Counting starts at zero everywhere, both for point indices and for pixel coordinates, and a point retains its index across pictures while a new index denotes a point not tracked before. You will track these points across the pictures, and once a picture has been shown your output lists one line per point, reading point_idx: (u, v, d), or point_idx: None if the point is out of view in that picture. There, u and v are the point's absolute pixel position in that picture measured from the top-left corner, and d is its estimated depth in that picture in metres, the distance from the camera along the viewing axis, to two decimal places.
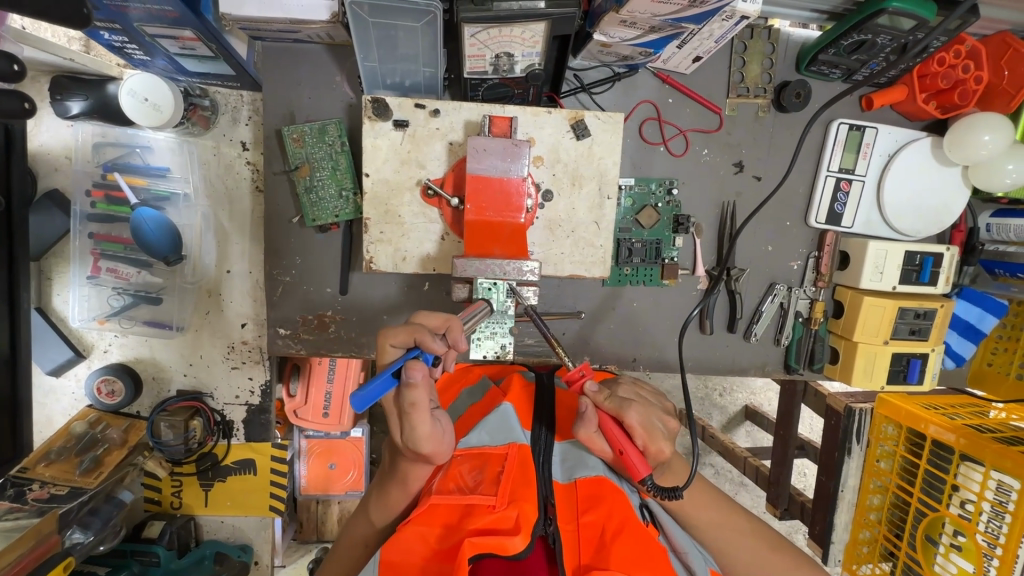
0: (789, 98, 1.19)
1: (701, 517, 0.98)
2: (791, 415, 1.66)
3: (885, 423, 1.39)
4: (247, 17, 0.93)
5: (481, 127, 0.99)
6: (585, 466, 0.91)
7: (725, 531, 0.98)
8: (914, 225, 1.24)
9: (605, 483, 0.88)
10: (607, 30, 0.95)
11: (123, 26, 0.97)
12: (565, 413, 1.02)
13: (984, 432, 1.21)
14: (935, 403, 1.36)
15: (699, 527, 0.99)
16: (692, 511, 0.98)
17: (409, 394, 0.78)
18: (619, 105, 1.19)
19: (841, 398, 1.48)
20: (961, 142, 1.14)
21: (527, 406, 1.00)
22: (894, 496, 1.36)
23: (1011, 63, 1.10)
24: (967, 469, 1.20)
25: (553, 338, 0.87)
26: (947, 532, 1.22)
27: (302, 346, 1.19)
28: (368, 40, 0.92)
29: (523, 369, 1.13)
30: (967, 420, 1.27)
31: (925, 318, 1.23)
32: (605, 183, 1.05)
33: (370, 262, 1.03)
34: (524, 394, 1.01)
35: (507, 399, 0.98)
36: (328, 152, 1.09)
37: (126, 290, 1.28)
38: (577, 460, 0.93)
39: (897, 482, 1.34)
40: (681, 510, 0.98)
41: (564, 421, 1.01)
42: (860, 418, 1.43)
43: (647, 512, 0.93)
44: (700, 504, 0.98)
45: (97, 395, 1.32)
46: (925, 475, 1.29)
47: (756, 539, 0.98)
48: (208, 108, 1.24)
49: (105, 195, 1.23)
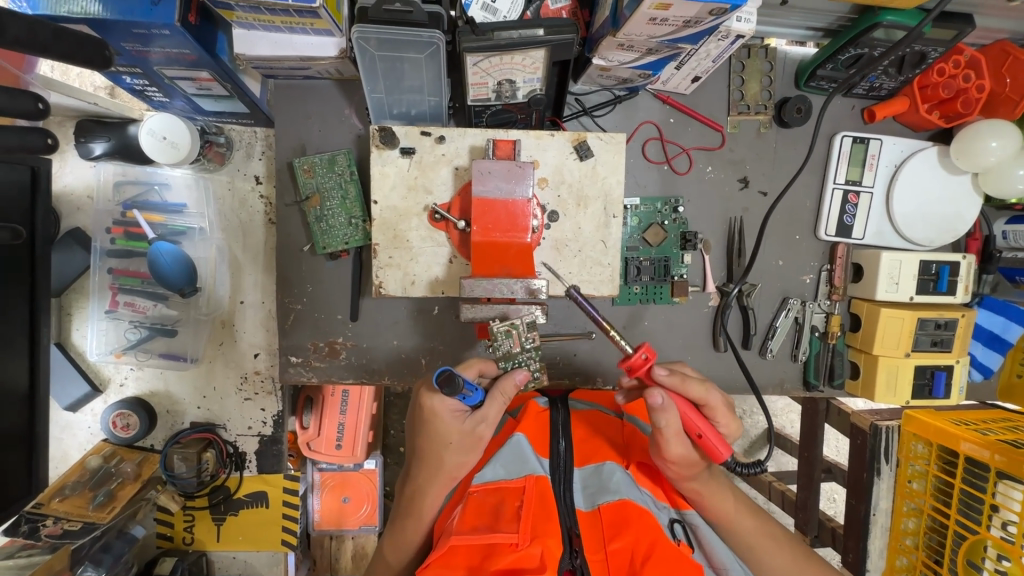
0: (791, 113, 1.19)
1: (747, 529, 0.96)
2: (816, 434, 1.61)
3: (914, 441, 1.36)
4: (260, 56, 0.96)
5: (485, 151, 1.00)
6: (607, 491, 0.87)
7: (765, 543, 0.96)
8: (927, 234, 1.23)
9: (648, 513, 0.83)
10: (607, 54, 0.97)
11: (144, 70, 1.03)
12: (587, 440, 0.99)
13: (1019, 446, 1.16)
14: (966, 417, 1.32)
15: (743, 539, 0.96)
16: (735, 518, 0.95)
17: (505, 384, 0.89)
18: (620, 127, 1.20)
19: (866, 416, 1.45)
20: (969, 151, 1.13)
21: (540, 435, 0.97)
22: (929, 520, 1.32)
23: (1012, 70, 1.10)
24: (1005, 488, 1.15)
25: (608, 321, 0.89)
26: (990, 557, 1.16)
27: (314, 374, 1.20)
28: (375, 74, 0.95)
29: (536, 394, 1.10)
30: (1000, 435, 1.22)
31: (945, 328, 1.19)
32: (610, 203, 1.06)
33: (379, 287, 1.04)
34: (537, 424, 0.99)
35: (519, 428, 0.97)
36: (337, 181, 1.10)
37: (142, 323, 1.32)
38: (598, 486, 0.89)
39: (932, 504, 1.30)
40: (725, 516, 0.95)
41: (583, 450, 0.97)
42: (887, 437, 1.40)
43: (680, 529, 0.90)
44: (743, 511, 0.97)
45: (112, 429, 1.34)
46: (961, 495, 1.23)
47: (794, 551, 0.97)
48: (223, 144, 1.28)
49: (124, 232, 1.27)
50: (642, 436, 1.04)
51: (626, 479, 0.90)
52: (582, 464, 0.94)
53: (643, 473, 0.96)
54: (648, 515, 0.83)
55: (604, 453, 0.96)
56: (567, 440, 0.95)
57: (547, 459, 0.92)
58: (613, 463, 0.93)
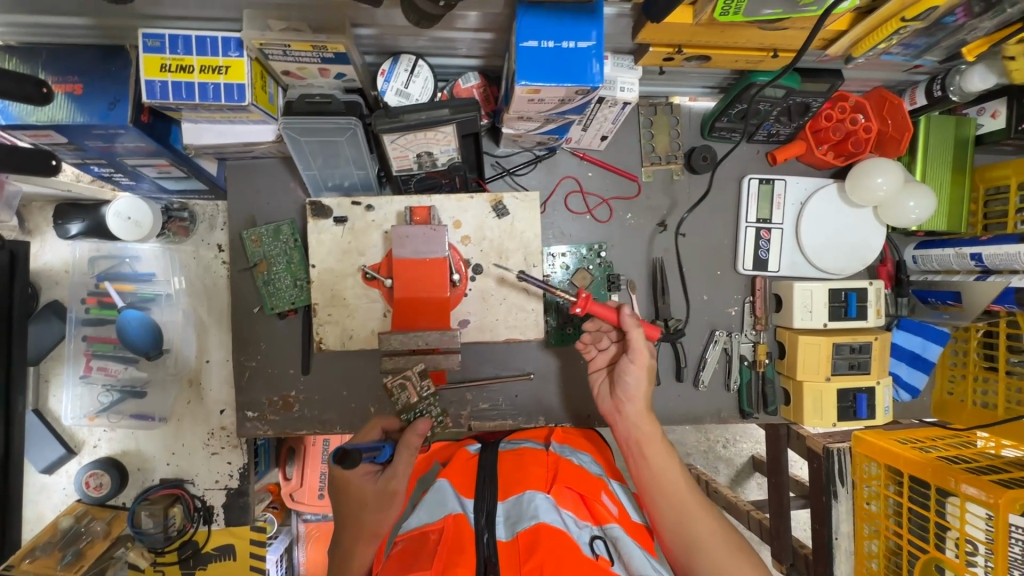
0: (698, 161, 1.30)
1: (682, 492, 1.00)
2: (780, 463, 1.63)
3: (866, 463, 1.41)
4: (206, 144, 1.09)
5: (405, 218, 1.12)
6: (524, 517, 0.91)
7: (695, 512, 0.98)
8: (837, 263, 1.32)
9: (564, 534, 0.86)
10: (512, 124, 1.09)
11: (109, 160, 1.17)
12: (512, 474, 1.04)
13: (956, 464, 1.22)
14: (915, 436, 1.37)
15: (678, 503, 0.99)
16: (671, 483, 1.01)
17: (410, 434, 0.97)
18: (542, 183, 1.32)
19: (818, 439, 1.49)
20: (859, 187, 1.23)
21: (465, 479, 1.05)
22: (887, 542, 1.35)
23: (892, 112, 1.21)
24: (946, 503, 1.20)
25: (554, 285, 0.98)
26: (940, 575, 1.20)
27: (269, 427, 1.27)
28: (306, 155, 1.08)
29: (469, 442, 1.18)
30: (943, 452, 1.28)
31: (861, 351, 1.26)
32: (530, 254, 1.16)
33: (319, 343, 1.13)
34: (462, 472, 1.07)
35: (445, 476, 1.06)
36: (283, 248, 1.21)
37: (114, 386, 1.42)
38: (518, 513, 0.93)
39: (887, 525, 1.34)
40: (662, 470, 1.02)
41: (507, 483, 1.02)
42: (839, 459, 1.44)
43: (601, 545, 0.90)
44: (681, 474, 1.02)
45: (85, 489, 1.41)
46: (911, 515, 1.29)
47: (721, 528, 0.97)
48: (187, 218, 1.40)
49: (97, 301, 1.39)
50: (566, 463, 1.08)
51: (547, 504, 0.94)
52: (504, 497, 0.98)
53: (566, 494, 0.99)
54: (565, 537, 0.86)
55: (527, 482, 1.01)
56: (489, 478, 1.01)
57: (470, 499, 0.98)
58: (531, 491, 0.97)
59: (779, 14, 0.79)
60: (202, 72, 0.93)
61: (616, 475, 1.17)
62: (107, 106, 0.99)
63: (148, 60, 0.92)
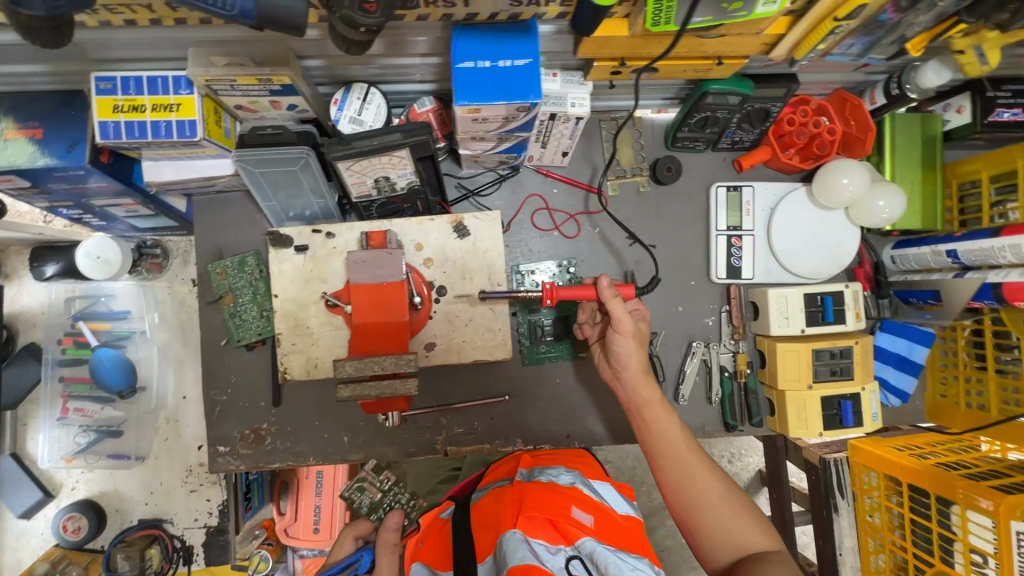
0: (662, 172, 1.30)
1: (687, 454, 1.00)
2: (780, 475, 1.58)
3: (865, 472, 1.34)
4: (166, 180, 1.10)
5: (360, 244, 1.11)
6: (503, 572, 0.77)
7: (701, 475, 0.98)
8: (812, 267, 1.29)
9: (536, 568, 0.73)
10: (468, 145, 1.09)
11: (76, 203, 1.19)
12: (482, 524, 0.92)
13: (956, 470, 1.15)
14: (912, 442, 1.30)
15: (681, 464, 1.00)
16: (675, 445, 1.01)
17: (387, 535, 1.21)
18: (508, 202, 1.32)
19: (815, 450, 1.46)
20: (826, 189, 1.21)
21: (444, 553, 0.93)
22: (892, 556, 1.28)
23: (854, 113, 1.20)
24: (946, 511, 1.14)
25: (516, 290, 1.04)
26: None
27: (241, 462, 1.25)
28: (263, 186, 1.09)
29: (443, 510, 1.07)
30: (942, 458, 1.21)
31: (843, 357, 1.22)
32: (494, 274, 1.15)
33: (284, 373, 1.12)
34: (436, 542, 1.00)
35: (421, 556, 0.99)
36: (248, 279, 1.22)
37: (91, 427, 1.40)
38: (497, 570, 0.79)
39: (891, 538, 1.27)
40: (664, 433, 1.03)
41: (479, 536, 0.91)
42: (837, 470, 1.40)
43: (579, 564, 0.79)
44: (685, 439, 1.02)
45: (62, 532, 1.38)
46: (913, 526, 1.22)
47: (727, 487, 0.98)
48: (160, 256, 1.44)
49: (73, 342, 1.38)
50: (530, 487, 0.96)
51: (517, 540, 0.81)
52: (483, 560, 0.85)
53: (534, 523, 0.86)
54: (535, 571, 0.73)
55: (497, 530, 0.88)
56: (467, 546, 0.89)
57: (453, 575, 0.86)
58: (503, 535, 0.85)
59: (709, 22, 0.80)
60: (155, 111, 0.95)
61: (595, 475, 1.13)
62: (66, 147, 1.00)
63: (101, 102, 0.94)
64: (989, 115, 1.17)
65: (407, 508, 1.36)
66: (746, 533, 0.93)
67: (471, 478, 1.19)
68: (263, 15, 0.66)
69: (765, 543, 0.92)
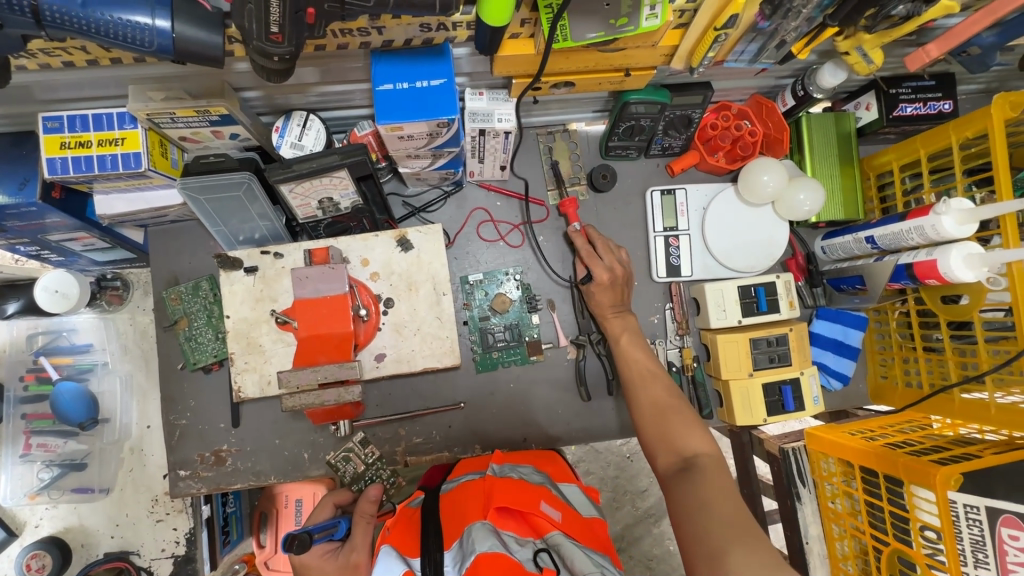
0: (597, 179, 1.37)
1: (637, 367, 1.18)
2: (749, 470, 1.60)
3: (822, 458, 1.36)
4: (118, 212, 1.15)
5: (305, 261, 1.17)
6: (471, 552, 0.75)
7: (649, 386, 1.14)
8: (747, 261, 1.36)
9: (503, 557, 0.73)
10: (406, 163, 1.15)
11: (31, 238, 1.21)
12: (452, 518, 0.89)
13: (901, 449, 1.17)
14: (864, 426, 1.33)
15: (634, 376, 1.17)
16: (631, 359, 1.19)
17: (364, 505, 1.06)
18: (455, 218, 1.38)
19: (774, 441, 1.48)
20: (750, 186, 1.29)
21: (408, 536, 0.88)
22: (854, 541, 1.29)
23: (769, 116, 1.29)
24: (893, 490, 1.15)
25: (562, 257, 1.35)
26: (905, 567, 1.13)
27: (202, 484, 1.26)
28: (210, 213, 1.14)
29: (413, 496, 1.02)
30: (890, 439, 1.23)
31: (780, 344, 1.28)
32: (438, 283, 1.20)
33: (238, 392, 1.15)
34: (407, 528, 0.90)
35: (387, 539, 0.88)
36: (203, 304, 1.27)
37: (54, 462, 1.41)
38: (464, 554, 0.77)
39: (850, 523, 1.28)
40: (624, 351, 1.21)
41: (448, 525, 0.86)
42: (796, 458, 1.43)
43: (546, 557, 0.79)
44: (644, 360, 1.19)
45: (26, 571, 1.37)
46: (867, 507, 1.23)
47: (672, 399, 1.10)
48: (121, 288, 1.48)
49: (36, 377, 1.41)
50: (500, 479, 0.93)
51: (485, 531, 0.81)
52: (449, 544, 0.83)
53: (505, 517, 0.87)
54: (504, 559, 0.73)
55: (467, 518, 0.86)
56: (433, 527, 0.86)
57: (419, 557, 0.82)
58: (472, 525, 0.82)
59: (602, 37, 0.86)
60: (101, 146, 1.00)
61: (563, 477, 1.09)
62: (17, 185, 1.05)
63: (48, 140, 0.99)
64: (893, 111, 1.26)
65: (387, 484, 1.26)
66: (688, 437, 1.02)
67: (440, 470, 1.16)
68: (181, 50, 0.74)
69: (700, 445, 1.00)
